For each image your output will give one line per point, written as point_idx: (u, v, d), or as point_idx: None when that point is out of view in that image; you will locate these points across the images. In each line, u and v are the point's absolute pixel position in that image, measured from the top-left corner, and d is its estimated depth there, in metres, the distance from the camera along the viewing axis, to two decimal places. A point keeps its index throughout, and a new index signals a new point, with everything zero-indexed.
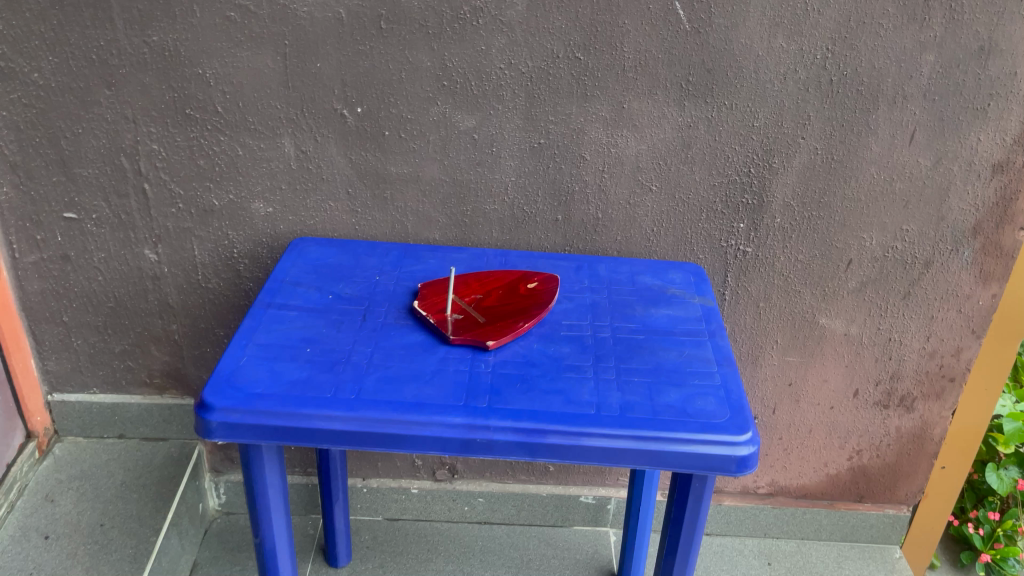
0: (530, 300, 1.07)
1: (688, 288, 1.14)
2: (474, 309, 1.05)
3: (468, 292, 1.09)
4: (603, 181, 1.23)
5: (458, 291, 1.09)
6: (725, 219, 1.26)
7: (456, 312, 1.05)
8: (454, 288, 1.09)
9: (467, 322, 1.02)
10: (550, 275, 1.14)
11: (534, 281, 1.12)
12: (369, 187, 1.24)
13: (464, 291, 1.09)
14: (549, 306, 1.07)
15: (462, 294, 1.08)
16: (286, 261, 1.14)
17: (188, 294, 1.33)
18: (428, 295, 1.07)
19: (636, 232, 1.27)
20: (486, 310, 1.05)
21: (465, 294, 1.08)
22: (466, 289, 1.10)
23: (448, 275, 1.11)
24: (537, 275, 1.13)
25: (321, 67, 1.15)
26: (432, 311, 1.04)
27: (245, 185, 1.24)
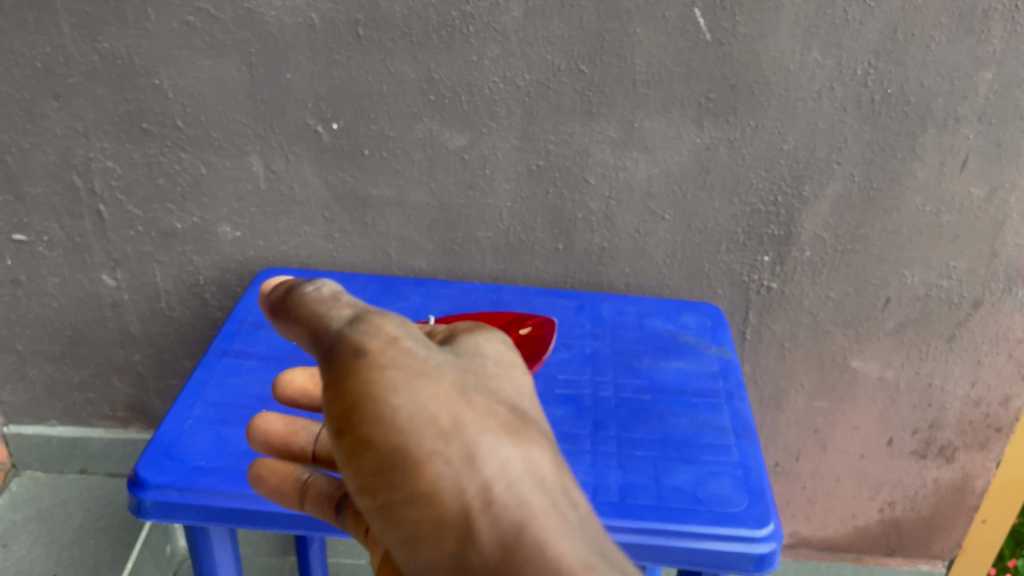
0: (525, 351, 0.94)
1: (703, 334, 1.00)
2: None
3: None
4: (609, 208, 1.09)
5: None
6: (748, 251, 1.12)
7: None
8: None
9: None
10: (548, 317, 1.00)
11: (528, 324, 0.98)
12: (348, 210, 1.11)
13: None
14: (544, 357, 0.93)
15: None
16: (249, 298, 1.02)
17: (152, 322, 1.22)
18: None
19: (646, 264, 1.13)
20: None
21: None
22: None
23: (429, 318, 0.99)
24: (533, 317, 0.99)
25: (292, 78, 1.02)
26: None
27: (211, 207, 1.12)
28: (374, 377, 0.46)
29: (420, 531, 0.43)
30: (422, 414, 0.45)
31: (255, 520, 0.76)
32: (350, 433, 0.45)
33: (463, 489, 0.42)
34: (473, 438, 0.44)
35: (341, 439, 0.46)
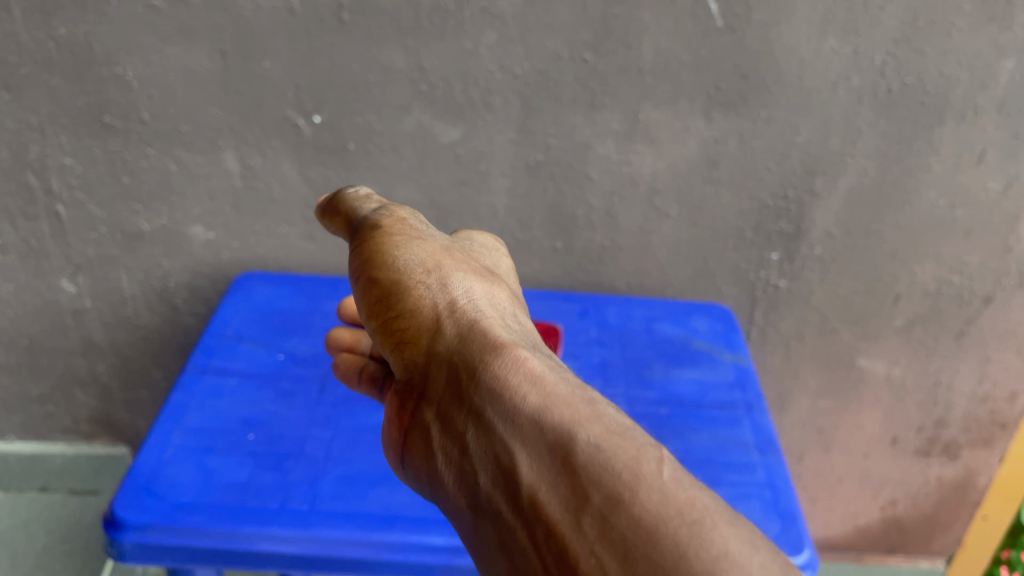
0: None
1: (716, 340, 0.95)
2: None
3: None
4: (611, 204, 1.03)
5: None
6: (755, 248, 1.06)
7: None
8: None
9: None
10: (554, 324, 0.94)
11: None
12: None
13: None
14: None
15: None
16: (227, 309, 0.94)
17: (118, 331, 1.13)
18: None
19: (649, 263, 1.07)
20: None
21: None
22: None
23: None
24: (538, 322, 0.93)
25: (269, 67, 0.94)
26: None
27: (181, 206, 1.03)
28: (386, 233, 0.68)
29: (408, 333, 0.65)
30: (415, 258, 0.67)
31: (247, 561, 0.69)
32: (365, 275, 0.67)
33: (439, 304, 0.65)
34: (445, 268, 0.67)
35: (360, 282, 0.68)
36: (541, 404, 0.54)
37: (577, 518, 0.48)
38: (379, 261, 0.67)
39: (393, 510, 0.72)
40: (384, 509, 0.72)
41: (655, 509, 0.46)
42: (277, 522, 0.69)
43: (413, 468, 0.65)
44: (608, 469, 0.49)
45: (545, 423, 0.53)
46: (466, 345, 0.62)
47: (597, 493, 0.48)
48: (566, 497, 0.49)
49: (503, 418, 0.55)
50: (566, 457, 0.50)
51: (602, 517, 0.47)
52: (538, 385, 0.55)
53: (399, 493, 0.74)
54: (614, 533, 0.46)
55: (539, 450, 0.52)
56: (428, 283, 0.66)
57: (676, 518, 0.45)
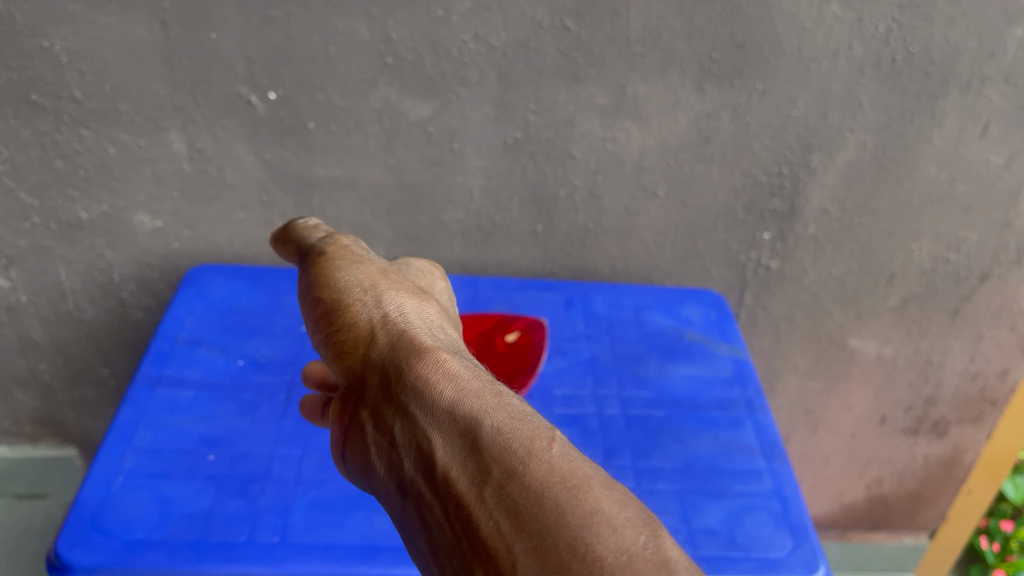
0: (510, 366, 0.82)
1: (710, 331, 0.89)
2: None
3: None
4: (595, 184, 0.96)
5: None
6: (747, 228, 1.00)
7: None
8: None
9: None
10: (538, 319, 0.87)
11: (515, 329, 0.85)
12: (290, 193, 0.95)
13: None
14: (538, 370, 0.82)
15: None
16: (178, 308, 0.85)
17: (58, 327, 1.03)
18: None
19: (635, 245, 1.01)
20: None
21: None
22: None
23: None
24: (521, 321, 0.86)
25: (217, 39, 0.84)
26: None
27: (123, 192, 0.93)
28: (329, 257, 0.63)
29: (341, 342, 0.59)
30: (353, 277, 0.62)
31: None
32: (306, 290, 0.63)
33: (373, 315, 0.59)
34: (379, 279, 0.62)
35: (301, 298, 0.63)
36: (458, 397, 0.50)
37: (482, 494, 0.45)
38: (320, 279, 0.61)
39: (373, 541, 0.65)
40: (364, 541, 0.65)
41: (552, 480, 0.44)
42: (244, 560, 0.62)
43: (344, 468, 0.60)
44: (511, 446, 0.46)
45: (457, 412, 0.49)
46: (396, 347, 0.56)
47: (500, 468, 0.45)
48: (473, 477, 0.46)
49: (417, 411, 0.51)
50: (473, 442, 0.47)
51: (504, 493, 0.44)
52: (456, 380, 0.51)
53: (379, 520, 0.67)
54: (513, 505, 0.43)
55: (451, 435, 0.48)
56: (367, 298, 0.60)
57: (570, 490, 0.43)
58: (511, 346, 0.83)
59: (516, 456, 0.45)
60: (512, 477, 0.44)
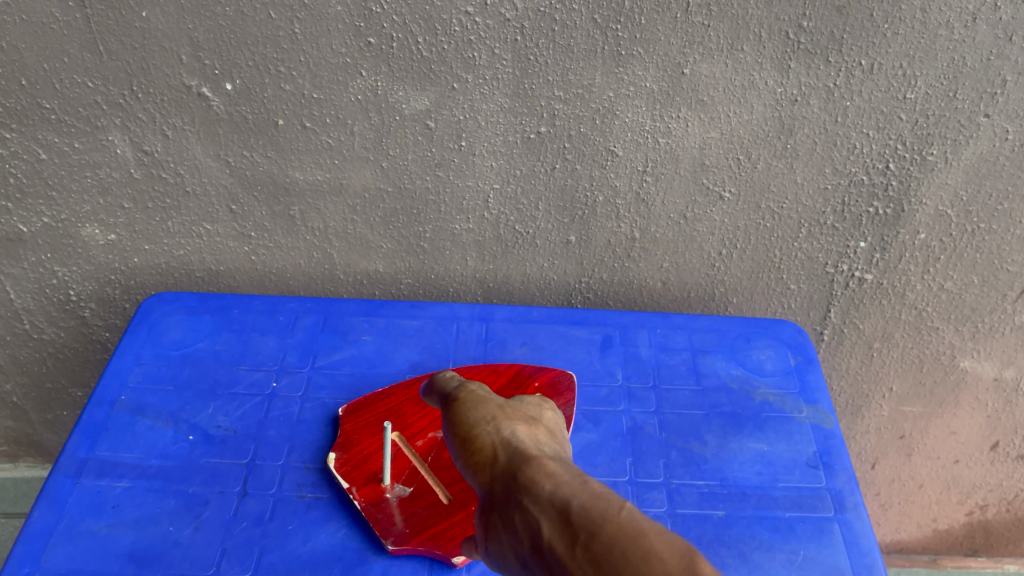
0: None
1: (787, 386, 0.69)
2: (432, 469, 0.62)
3: (424, 424, 0.65)
4: (642, 186, 0.75)
5: (404, 422, 0.65)
6: (837, 235, 0.79)
7: (401, 479, 0.61)
8: (398, 416, 0.65)
9: (421, 507, 0.59)
10: (567, 376, 0.68)
11: (537, 387, 0.67)
12: (264, 201, 0.77)
13: (414, 425, 0.65)
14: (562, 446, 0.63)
15: (410, 432, 0.64)
16: (122, 359, 0.69)
17: (17, 347, 0.89)
18: (356, 436, 0.64)
19: (693, 256, 0.80)
20: (452, 468, 0.62)
21: (416, 432, 0.64)
22: (417, 412, 0.66)
23: (386, 391, 0.67)
24: (542, 379, 0.67)
25: (150, 18, 0.65)
26: (359, 480, 0.61)
27: (64, 202, 0.77)
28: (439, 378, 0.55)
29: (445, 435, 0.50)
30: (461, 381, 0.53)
31: None
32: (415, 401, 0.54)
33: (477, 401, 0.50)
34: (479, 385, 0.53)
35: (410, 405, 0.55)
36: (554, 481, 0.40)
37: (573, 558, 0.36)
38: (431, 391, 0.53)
39: None
40: None
41: (636, 536, 0.35)
42: None
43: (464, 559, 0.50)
44: (595, 509, 0.37)
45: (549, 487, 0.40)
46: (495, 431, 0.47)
47: (585, 532, 0.36)
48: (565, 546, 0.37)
49: (514, 503, 0.41)
50: (563, 513, 0.38)
51: (593, 562, 0.35)
52: (552, 468, 0.41)
53: None
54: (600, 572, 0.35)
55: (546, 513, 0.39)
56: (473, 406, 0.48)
57: (651, 542, 0.35)
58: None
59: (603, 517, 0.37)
60: (602, 540, 0.36)
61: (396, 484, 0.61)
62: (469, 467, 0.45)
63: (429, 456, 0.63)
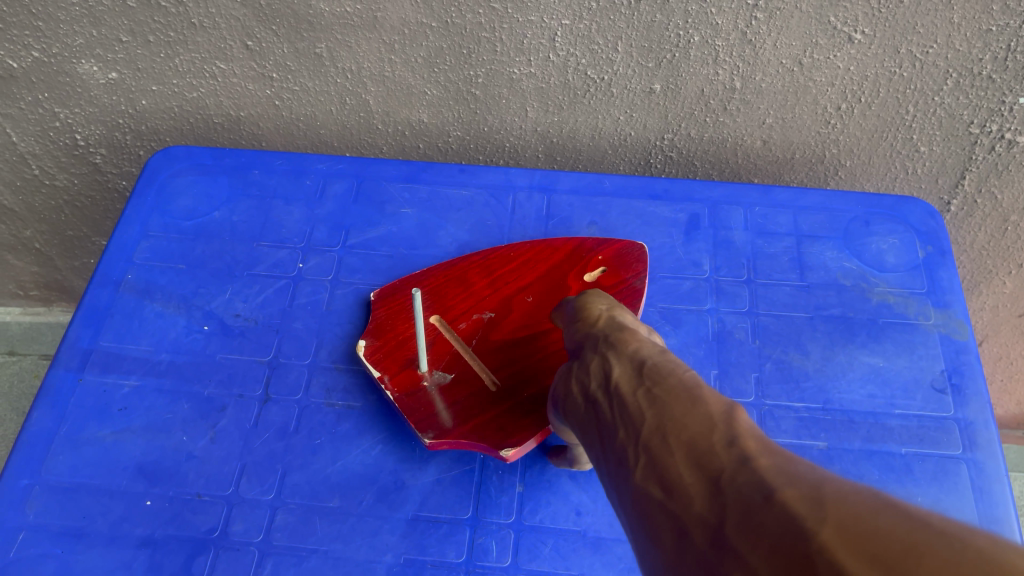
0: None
1: (913, 284, 0.58)
2: (476, 353, 0.53)
3: (468, 304, 0.56)
4: (748, 25, 0.60)
5: (444, 303, 0.56)
6: (992, 89, 0.62)
7: (440, 364, 0.53)
8: (440, 297, 0.56)
9: (463, 395, 0.51)
10: (637, 246, 0.57)
11: (598, 262, 0.57)
12: (284, 36, 0.64)
13: (455, 306, 0.56)
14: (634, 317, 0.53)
15: (452, 313, 0.55)
16: (127, 230, 0.61)
17: (29, 194, 0.81)
18: (389, 322, 0.55)
19: (802, 110, 0.66)
20: (500, 352, 0.53)
21: (459, 314, 0.55)
22: (460, 292, 0.56)
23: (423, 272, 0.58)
24: (607, 253, 0.57)
25: None
26: (393, 367, 0.52)
27: (53, 34, 0.65)
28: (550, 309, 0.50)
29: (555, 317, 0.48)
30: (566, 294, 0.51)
31: None
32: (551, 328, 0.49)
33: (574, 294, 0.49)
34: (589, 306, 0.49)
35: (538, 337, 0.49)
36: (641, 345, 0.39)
37: (633, 398, 0.35)
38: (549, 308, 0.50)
39: None
40: None
41: (698, 389, 0.34)
42: None
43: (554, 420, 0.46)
44: (670, 368, 0.36)
45: (633, 347, 0.39)
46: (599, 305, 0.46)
47: (653, 379, 0.36)
48: (627, 389, 0.36)
49: (598, 352, 0.40)
50: (639, 365, 0.37)
51: (648, 403, 0.34)
52: (641, 339, 0.40)
53: None
54: (651, 408, 0.34)
55: (624, 364, 0.38)
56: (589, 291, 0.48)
57: (706, 391, 0.33)
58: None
59: (672, 372, 0.35)
60: (665, 388, 0.34)
61: (435, 371, 0.52)
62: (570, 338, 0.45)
63: (474, 340, 0.54)
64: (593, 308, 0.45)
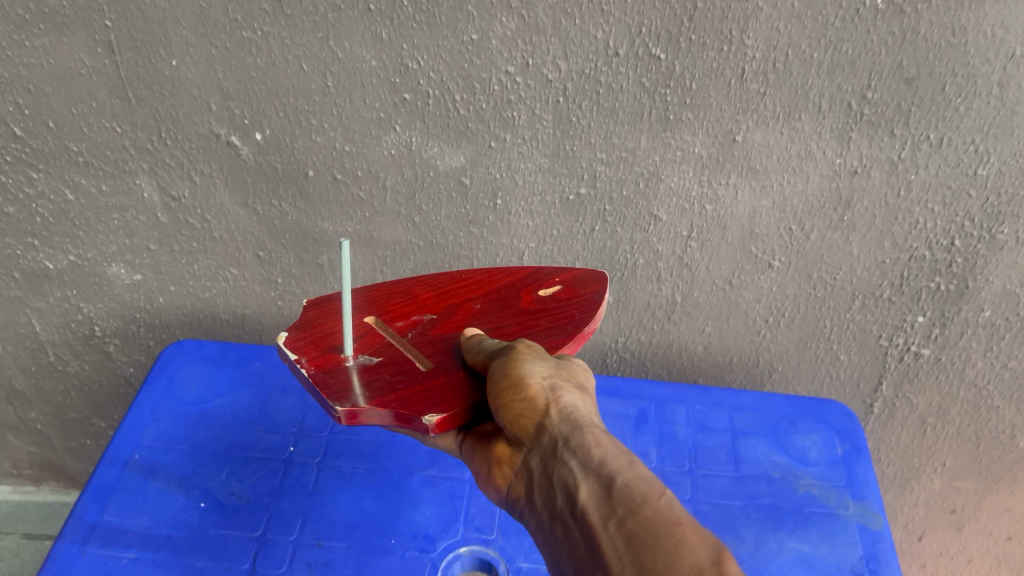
0: (524, 328, 0.54)
1: (833, 477, 0.66)
2: (411, 344, 0.53)
3: (410, 310, 0.57)
4: (686, 252, 0.71)
5: (384, 311, 0.57)
6: (894, 309, 0.73)
7: (367, 350, 0.52)
8: (382, 304, 0.57)
9: (390, 373, 0.50)
10: (597, 272, 0.61)
11: (553, 285, 0.60)
12: (292, 249, 0.74)
13: (397, 311, 0.57)
14: (586, 319, 0.55)
15: (390, 316, 0.56)
16: (137, 414, 0.68)
17: (41, 378, 0.88)
18: (318, 320, 0.55)
19: (737, 322, 0.76)
20: (435, 345, 0.53)
21: (399, 316, 0.56)
22: (405, 302, 0.58)
23: (362, 289, 0.59)
24: (565, 276, 0.61)
25: (178, 67, 0.64)
26: (314, 351, 0.51)
27: (90, 241, 0.75)
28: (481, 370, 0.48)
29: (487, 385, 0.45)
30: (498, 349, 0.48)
31: None
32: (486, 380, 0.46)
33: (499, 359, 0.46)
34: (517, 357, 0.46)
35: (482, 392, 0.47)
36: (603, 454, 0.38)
37: (606, 533, 0.35)
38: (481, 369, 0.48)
39: None
40: None
41: (675, 525, 0.33)
42: None
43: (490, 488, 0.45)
44: (641, 490, 0.35)
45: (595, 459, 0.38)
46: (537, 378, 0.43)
47: (624, 507, 0.35)
48: (597, 517, 0.35)
49: (558, 461, 0.39)
50: (606, 485, 0.36)
51: (624, 542, 0.34)
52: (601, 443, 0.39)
53: None
54: (628, 551, 0.33)
55: (587, 482, 0.37)
56: (522, 356, 0.45)
57: (688, 535, 0.33)
58: (539, 303, 0.58)
59: (643, 499, 0.35)
60: (638, 519, 0.34)
61: (359, 355, 0.52)
62: (514, 420, 0.43)
63: (409, 334, 0.54)
64: (534, 384, 0.43)
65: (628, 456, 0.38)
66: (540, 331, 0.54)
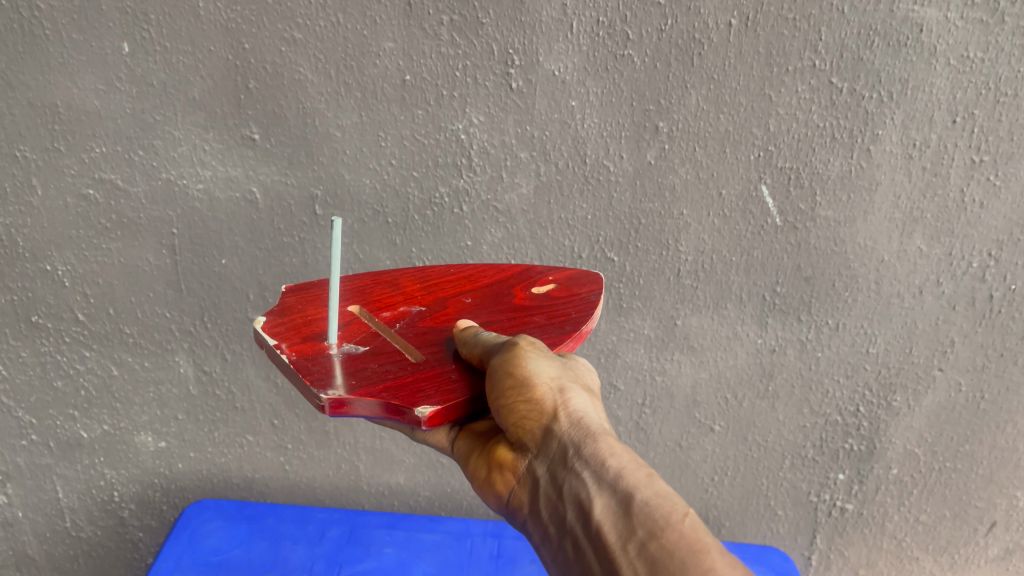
0: (517, 323, 0.55)
1: None
2: (399, 334, 0.54)
3: (398, 303, 0.58)
4: (642, 418, 0.85)
5: (371, 303, 0.58)
6: (818, 468, 0.87)
7: (353, 339, 0.53)
8: (369, 296, 0.59)
9: (378, 362, 0.50)
10: (591, 274, 0.64)
11: (543, 285, 0.62)
12: (303, 416, 0.86)
13: (385, 303, 0.58)
14: (578, 315, 0.57)
15: (376, 307, 0.58)
16: (163, 563, 0.76)
17: (53, 544, 0.94)
18: (300, 308, 0.56)
19: (688, 481, 0.89)
20: (424, 337, 0.54)
21: (386, 308, 0.57)
22: (394, 295, 0.60)
23: (347, 281, 0.61)
24: (557, 277, 0.64)
25: (227, 265, 0.78)
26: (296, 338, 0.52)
27: (125, 412, 0.86)
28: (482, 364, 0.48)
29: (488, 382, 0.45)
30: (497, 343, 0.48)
31: None
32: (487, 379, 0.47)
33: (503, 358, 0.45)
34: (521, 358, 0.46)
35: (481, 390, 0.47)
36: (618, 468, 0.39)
37: (626, 554, 0.36)
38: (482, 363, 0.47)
39: None
40: None
41: (699, 552, 0.35)
42: None
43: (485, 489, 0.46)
44: (661, 513, 0.37)
45: (610, 474, 0.39)
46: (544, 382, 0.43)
47: (646, 530, 0.36)
48: (616, 538, 0.37)
49: (570, 471, 0.40)
50: (625, 502, 0.38)
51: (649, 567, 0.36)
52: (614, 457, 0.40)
53: None
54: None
55: (603, 500, 0.38)
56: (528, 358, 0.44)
57: (715, 563, 0.35)
58: (530, 300, 0.59)
59: (665, 523, 0.36)
60: (660, 544, 0.36)
61: (344, 343, 0.52)
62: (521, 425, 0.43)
63: (397, 325, 0.55)
64: (545, 393, 0.43)
65: (643, 469, 0.39)
66: (533, 325, 0.55)
